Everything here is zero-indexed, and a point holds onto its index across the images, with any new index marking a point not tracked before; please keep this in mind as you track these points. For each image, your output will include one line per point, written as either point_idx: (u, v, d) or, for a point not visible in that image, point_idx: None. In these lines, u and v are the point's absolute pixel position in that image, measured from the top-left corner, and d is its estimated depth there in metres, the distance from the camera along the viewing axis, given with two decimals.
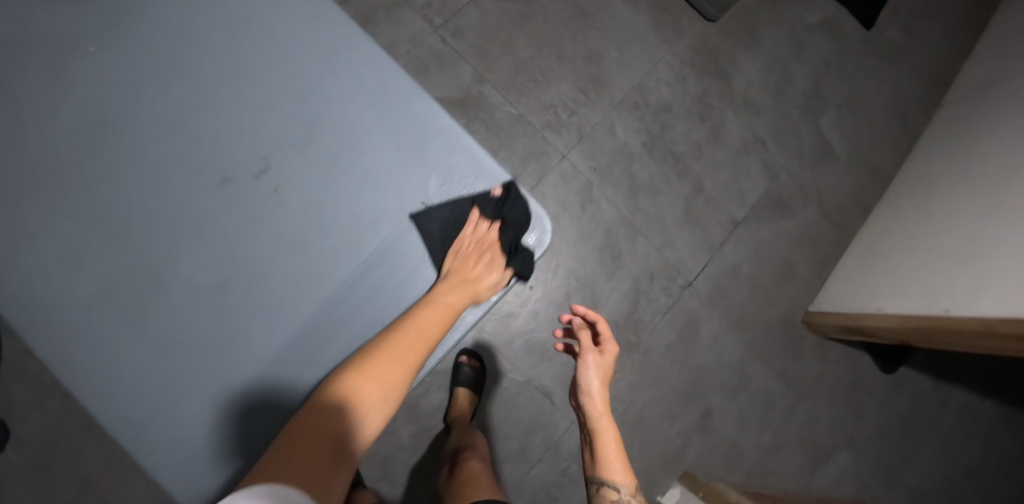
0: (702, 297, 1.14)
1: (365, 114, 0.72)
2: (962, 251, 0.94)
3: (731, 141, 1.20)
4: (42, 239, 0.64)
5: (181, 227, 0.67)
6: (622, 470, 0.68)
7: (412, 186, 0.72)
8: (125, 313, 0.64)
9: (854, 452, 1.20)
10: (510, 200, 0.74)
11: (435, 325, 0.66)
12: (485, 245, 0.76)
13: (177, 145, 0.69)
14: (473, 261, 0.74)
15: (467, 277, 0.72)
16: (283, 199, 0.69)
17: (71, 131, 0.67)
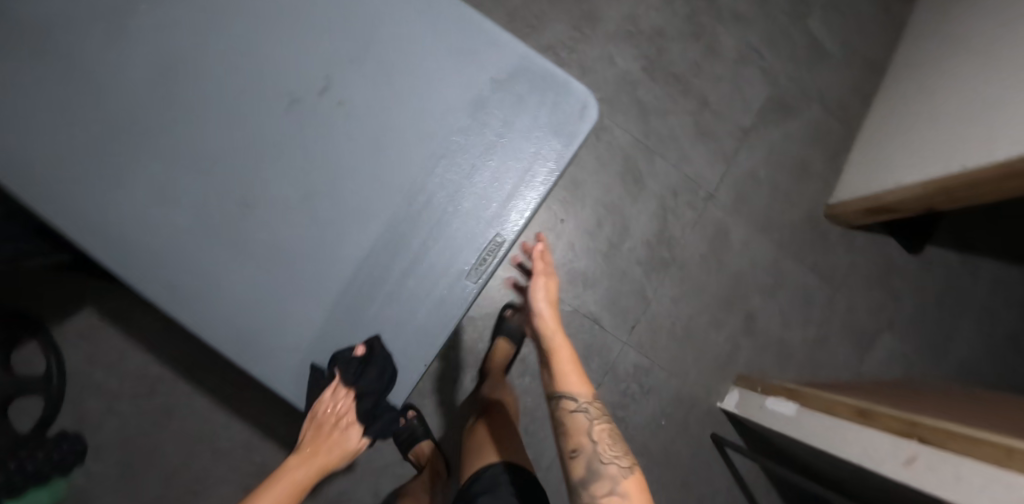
0: (726, 207, 1.17)
1: (396, 14, 0.55)
2: (968, 109, 0.97)
3: (728, 54, 1.23)
4: (76, 183, 0.50)
5: (220, 169, 0.52)
6: (577, 381, 0.66)
7: (466, 93, 0.55)
8: (187, 272, 0.51)
9: (897, 333, 1.23)
10: (373, 361, 0.52)
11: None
12: (340, 416, 0.57)
13: (193, 66, 0.53)
14: (324, 431, 0.58)
15: (318, 447, 0.58)
16: (341, 122, 0.53)
17: (20, 42, 0.50)
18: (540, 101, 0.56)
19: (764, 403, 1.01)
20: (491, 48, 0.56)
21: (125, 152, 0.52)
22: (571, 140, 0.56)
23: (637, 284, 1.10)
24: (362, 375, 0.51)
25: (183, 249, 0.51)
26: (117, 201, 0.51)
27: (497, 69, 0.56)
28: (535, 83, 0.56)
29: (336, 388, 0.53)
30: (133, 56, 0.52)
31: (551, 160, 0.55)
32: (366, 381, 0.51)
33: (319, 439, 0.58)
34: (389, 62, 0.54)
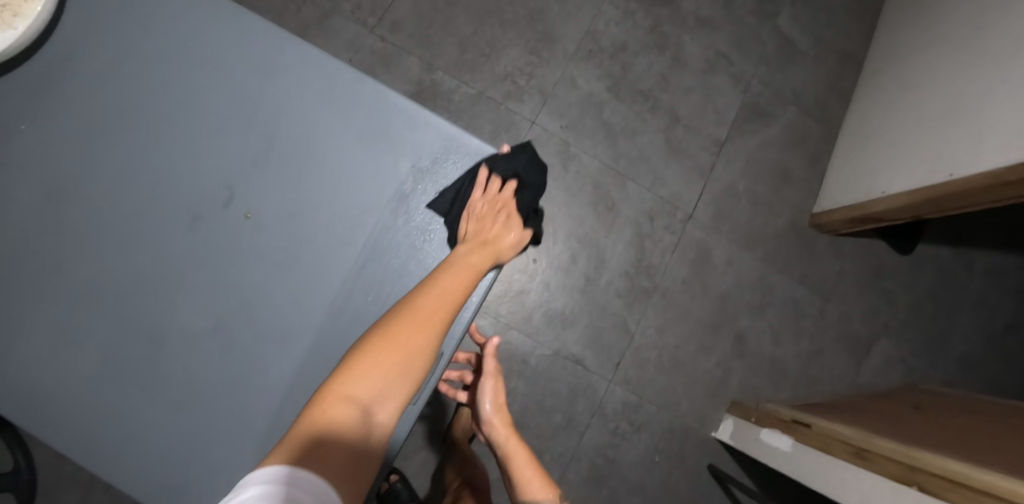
0: (705, 226, 1.12)
1: (302, 115, 0.50)
2: (953, 112, 0.91)
3: (695, 64, 1.17)
4: None
5: (124, 307, 0.48)
6: (541, 487, 0.62)
7: (387, 191, 0.50)
8: (92, 424, 0.47)
9: (893, 338, 1.19)
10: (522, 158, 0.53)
11: (461, 288, 0.47)
12: (501, 203, 0.53)
13: (88, 199, 0.49)
14: (490, 221, 0.52)
15: (486, 236, 0.51)
16: (242, 236, 0.49)
17: None
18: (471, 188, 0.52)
19: (759, 435, 0.98)
20: (412, 133, 0.51)
21: (17, 292, 0.48)
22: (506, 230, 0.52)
23: (619, 318, 1.06)
24: (514, 159, 0.53)
25: (87, 395, 0.47)
26: (12, 348, 0.47)
27: (421, 156, 0.51)
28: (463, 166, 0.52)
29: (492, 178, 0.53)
30: (19, 188, 0.48)
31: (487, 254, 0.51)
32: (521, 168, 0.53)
33: (486, 226, 0.52)
34: (299, 162, 0.50)
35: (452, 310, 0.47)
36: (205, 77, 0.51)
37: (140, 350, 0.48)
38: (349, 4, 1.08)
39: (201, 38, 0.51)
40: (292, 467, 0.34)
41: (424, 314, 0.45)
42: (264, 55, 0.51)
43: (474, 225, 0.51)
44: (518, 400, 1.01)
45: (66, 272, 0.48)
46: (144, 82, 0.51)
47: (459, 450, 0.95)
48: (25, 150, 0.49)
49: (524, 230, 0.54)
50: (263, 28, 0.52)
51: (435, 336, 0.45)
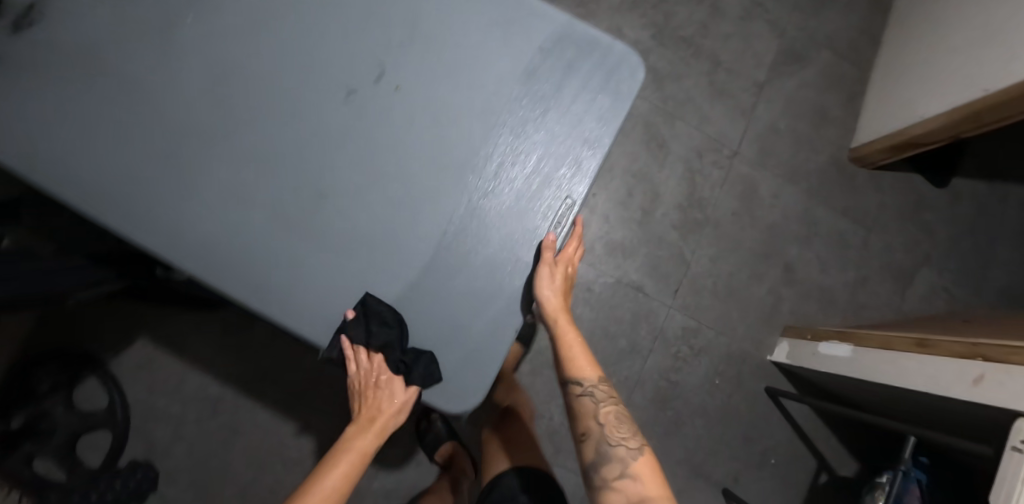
0: (751, 162, 1.18)
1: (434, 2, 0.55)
2: (984, 34, 0.96)
3: (733, 12, 1.23)
4: (161, 195, 0.52)
5: (285, 168, 0.53)
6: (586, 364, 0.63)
7: (516, 65, 0.55)
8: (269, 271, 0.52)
9: (935, 267, 1.24)
10: (373, 314, 0.51)
11: (341, 480, 0.55)
12: (375, 376, 0.57)
13: (249, 75, 0.53)
14: (369, 394, 0.58)
15: (370, 412, 0.58)
16: (392, 107, 0.53)
17: (92, 71, 0.53)
18: (588, 67, 0.56)
19: (817, 349, 1.02)
20: (532, 17, 0.56)
21: (192, 160, 0.52)
22: (621, 101, 0.56)
23: (674, 248, 1.11)
24: (368, 328, 0.51)
25: (259, 250, 0.52)
26: (192, 211, 0.52)
27: (540, 36, 0.56)
28: (579, 45, 0.57)
29: (357, 353, 0.54)
30: (188, 69, 0.53)
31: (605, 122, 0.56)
32: (376, 333, 0.51)
33: (367, 402, 0.58)
34: (436, 42, 0.55)
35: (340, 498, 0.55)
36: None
37: (306, 208, 0.52)
38: None
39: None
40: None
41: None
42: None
43: (357, 403, 0.58)
44: (584, 327, 1.06)
45: (234, 142, 0.53)
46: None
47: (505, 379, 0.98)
48: (191, 34, 0.54)
49: (404, 392, 0.57)
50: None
51: None
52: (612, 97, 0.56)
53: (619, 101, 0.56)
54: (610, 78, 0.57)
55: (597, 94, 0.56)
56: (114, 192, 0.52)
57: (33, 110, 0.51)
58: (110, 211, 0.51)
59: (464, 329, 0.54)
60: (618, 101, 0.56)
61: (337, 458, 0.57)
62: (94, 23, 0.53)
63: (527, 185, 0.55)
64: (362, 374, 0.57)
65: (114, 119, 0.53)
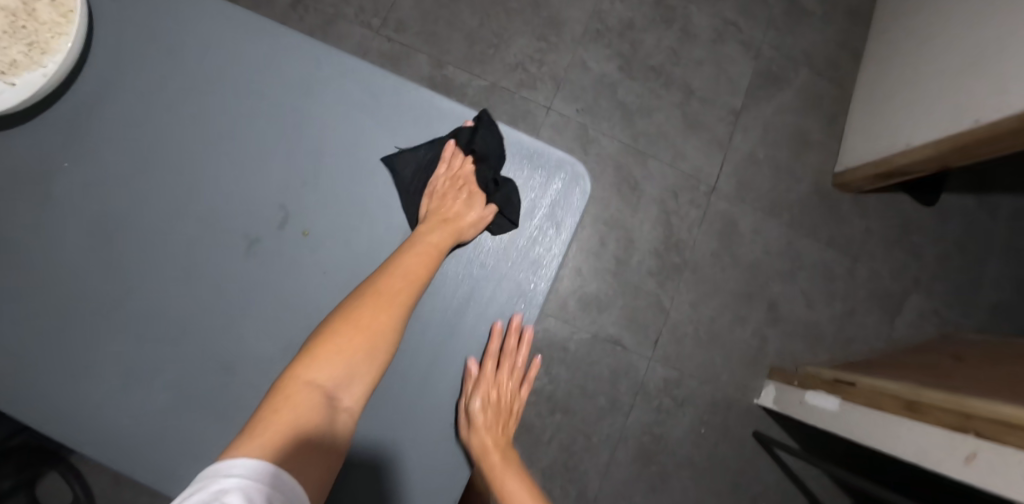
0: (729, 196, 1.12)
1: (350, 135, 0.54)
2: (972, 60, 0.90)
3: (704, 35, 1.16)
4: (49, 372, 0.47)
5: (190, 330, 0.49)
6: None
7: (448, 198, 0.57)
8: (174, 449, 0.47)
9: (924, 291, 1.19)
10: (483, 125, 0.56)
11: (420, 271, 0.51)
12: (460, 180, 0.58)
13: (144, 226, 0.50)
14: (449, 199, 0.57)
15: (446, 214, 0.55)
16: (310, 250, 0.51)
17: None
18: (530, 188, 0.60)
19: (804, 398, 0.98)
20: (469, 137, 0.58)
21: (82, 330, 0.48)
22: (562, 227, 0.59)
23: (652, 296, 1.06)
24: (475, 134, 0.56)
25: (171, 430, 0.48)
26: (89, 389, 0.47)
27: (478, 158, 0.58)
28: (518, 166, 0.60)
29: (453, 153, 0.58)
30: (67, 226, 0.49)
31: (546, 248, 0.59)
32: (481, 143, 0.56)
33: (447, 205, 0.56)
34: (356, 175, 0.53)
35: (410, 295, 0.50)
36: (249, 96, 0.53)
37: (215, 379, 0.49)
38: (352, 8, 1.06)
39: (233, 58, 0.53)
40: (277, 466, 0.36)
41: (386, 294, 0.49)
42: (306, 74, 0.54)
43: (432, 204, 0.55)
44: (561, 387, 1.02)
45: (131, 305, 0.49)
46: (185, 106, 0.52)
47: None
48: (70, 187, 0.49)
49: (485, 206, 0.57)
50: (298, 44, 0.54)
51: (394, 325, 0.48)
52: (555, 219, 0.59)
53: (562, 222, 0.59)
54: (553, 198, 0.60)
55: (538, 218, 0.59)
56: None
57: None
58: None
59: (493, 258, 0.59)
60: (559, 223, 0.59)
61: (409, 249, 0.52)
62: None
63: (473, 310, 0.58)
64: (448, 177, 0.58)
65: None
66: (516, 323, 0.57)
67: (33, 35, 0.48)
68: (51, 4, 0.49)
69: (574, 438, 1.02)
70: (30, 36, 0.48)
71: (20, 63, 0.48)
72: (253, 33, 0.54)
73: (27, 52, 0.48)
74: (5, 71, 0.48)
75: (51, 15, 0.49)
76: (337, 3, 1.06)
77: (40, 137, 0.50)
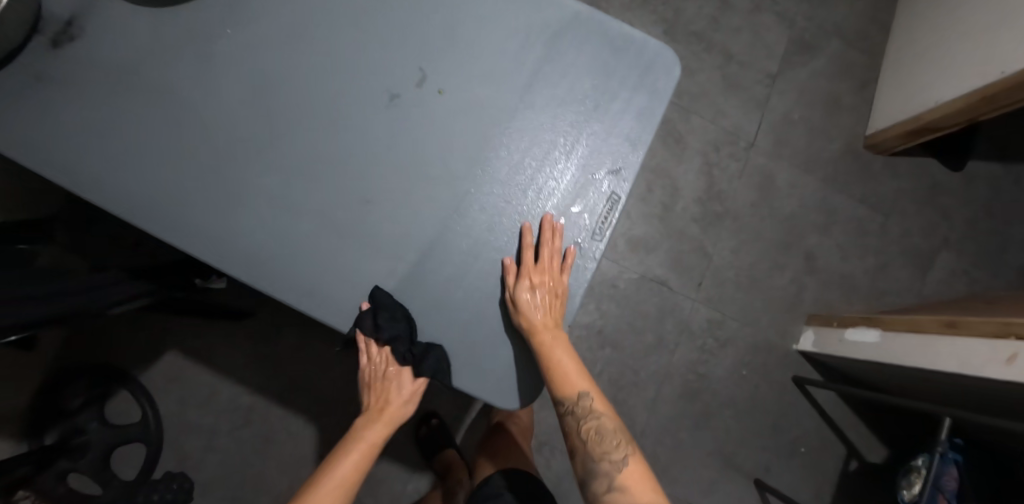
0: (767, 153, 1.18)
1: (468, 10, 0.57)
2: (997, 18, 0.97)
3: (743, 5, 1.24)
4: (214, 206, 0.53)
5: (337, 173, 0.54)
6: (577, 379, 0.57)
7: (546, 74, 0.57)
8: (327, 275, 0.54)
9: (953, 250, 1.24)
10: (381, 305, 0.53)
11: (354, 468, 0.62)
12: (382, 369, 0.63)
13: (296, 83, 0.55)
14: (377, 389, 0.64)
15: (381, 404, 0.64)
16: (442, 108, 0.55)
17: (148, 87, 0.54)
18: (621, 61, 0.58)
19: (844, 335, 1.02)
20: (570, 20, 0.58)
21: (238, 170, 0.54)
22: (657, 96, 0.58)
23: (696, 241, 1.11)
24: (388, 320, 0.52)
25: (322, 258, 0.54)
26: (245, 221, 0.53)
27: (569, 36, 0.58)
28: (610, 41, 0.58)
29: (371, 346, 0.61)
30: (226, 82, 0.55)
31: (641, 117, 0.58)
32: (386, 324, 0.52)
33: (380, 395, 0.64)
34: (474, 45, 0.56)
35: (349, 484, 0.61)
36: None
37: (358, 213, 0.54)
38: None
39: None
40: None
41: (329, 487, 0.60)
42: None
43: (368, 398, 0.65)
44: (610, 322, 1.07)
45: (279, 149, 0.54)
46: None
47: (443, 465, 0.97)
48: (228, 48, 0.55)
49: (414, 382, 0.64)
50: None
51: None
52: (648, 89, 0.58)
53: (656, 90, 0.58)
54: (647, 71, 0.58)
55: (633, 88, 0.58)
56: (165, 204, 0.53)
57: (95, 130, 0.53)
58: (168, 225, 0.52)
59: (592, 124, 0.57)
60: (654, 92, 0.58)
61: (351, 447, 0.64)
62: (140, 40, 0.55)
63: (565, 184, 0.57)
64: (372, 368, 0.63)
65: (156, 132, 0.54)
66: (550, 221, 0.56)
67: None
68: None
69: (622, 372, 1.06)
70: None
71: None
72: None
73: None
74: None
75: None
76: None
77: (203, 8, 0.56)
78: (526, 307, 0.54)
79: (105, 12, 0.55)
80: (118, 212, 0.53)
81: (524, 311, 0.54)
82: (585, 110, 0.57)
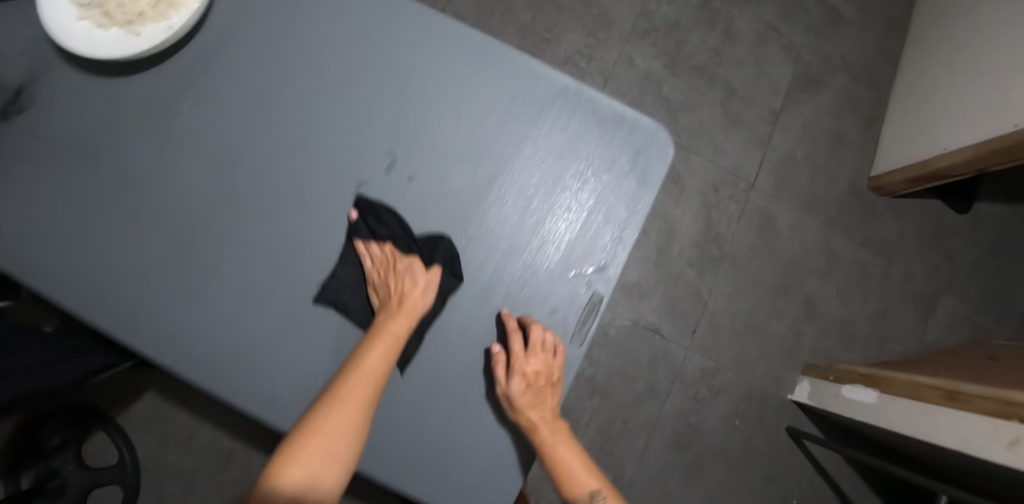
0: (768, 194, 1.15)
1: (448, 86, 0.53)
2: (1009, 65, 0.93)
3: (747, 37, 1.20)
4: (166, 299, 0.50)
5: (300, 267, 0.51)
6: (580, 472, 0.52)
7: (529, 157, 0.53)
8: (285, 377, 0.50)
9: (956, 295, 1.20)
10: (378, 211, 0.51)
11: (381, 362, 0.48)
12: (390, 263, 0.52)
13: (258, 165, 0.51)
14: (392, 280, 0.52)
15: (399, 296, 0.51)
16: (415, 195, 0.52)
17: (100, 168, 0.51)
18: (611, 144, 0.55)
19: (841, 391, 1.00)
20: (558, 96, 0.54)
21: (195, 259, 0.50)
22: (647, 184, 0.55)
23: (692, 286, 1.08)
24: (383, 218, 0.51)
25: (279, 360, 0.50)
26: (197, 316, 0.50)
27: (556, 115, 0.54)
28: (600, 121, 0.55)
29: (368, 246, 0.52)
30: (183, 162, 0.51)
31: (629, 207, 0.54)
32: (384, 225, 0.51)
33: (393, 288, 0.51)
34: (450, 123, 0.53)
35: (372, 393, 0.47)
36: (351, 45, 0.53)
37: (322, 312, 0.51)
38: None
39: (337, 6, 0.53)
40: None
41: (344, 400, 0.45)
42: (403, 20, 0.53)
43: (381, 296, 0.52)
44: (600, 370, 1.04)
45: (240, 239, 0.51)
46: (287, 50, 0.52)
47: None
48: (184, 125, 0.51)
49: (428, 270, 0.52)
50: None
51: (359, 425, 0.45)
52: (638, 178, 0.55)
53: (646, 178, 0.55)
54: (637, 158, 0.55)
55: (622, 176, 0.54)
56: (109, 295, 0.49)
57: (40, 212, 0.50)
58: (113, 319, 0.49)
59: (575, 215, 0.54)
60: (643, 181, 0.55)
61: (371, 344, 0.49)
62: (92, 116, 0.51)
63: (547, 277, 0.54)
64: (378, 267, 0.52)
65: (106, 218, 0.50)
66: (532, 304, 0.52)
67: None
68: None
69: (612, 421, 1.03)
70: None
71: (147, 16, 0.51)
72: None
73: (155, 6, 0.51)
74: (134, 22, 0.51)
75: None
76: None
77: (159, 78, 0.52)
78: (513, 403, 0.50)
79: (55, 82, 0.52)
80: (59, 303, 0.49)
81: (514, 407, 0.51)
82: (570, 198, 0.54)
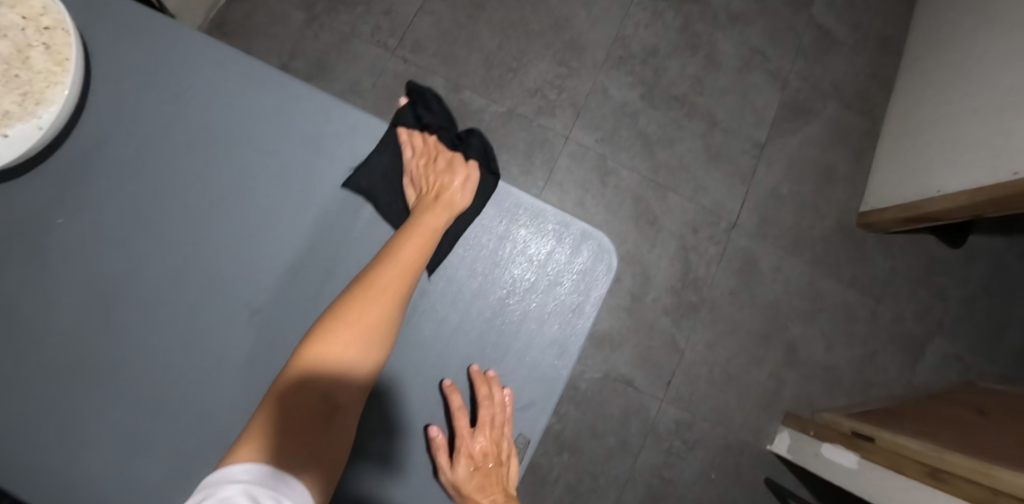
0: (750, 233, 1.08)
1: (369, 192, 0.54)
2: (1010, 105, 0.86)
3: (730, 62, 1.12)
4: (41, 427, 0.47)
5: (192, 385, 0.49)
6: None
7: (463, 275, 0.56)
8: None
9: (950, 335, 1.14)
10: (423, 97, 0.59)
11: (416, 252, 0.51)
12: (433, 151, 0.59)
13: (159, 275, 0.50)
14: (432, 173, 0.57)
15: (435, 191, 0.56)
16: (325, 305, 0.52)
17: None
18: (547, 266, 0.56)
19: (821, 450, 0.94)
20: (499, 215, 0.57)
21: (72, 389, 0.48)
22: (578, 310, 0.56)
23: (667, 335, 1.03)
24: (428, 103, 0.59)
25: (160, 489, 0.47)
26: (73, 443, 0.47)
27: (493, 233, 0.57)
28: (538, 241, 0.57)
29: (412, 135, 0.59)
30: (61, 280, 0.49)
31: (559, 331, 0.56)
32: (427, 114, 0.59)
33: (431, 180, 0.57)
34: (379, 226, 0.54)
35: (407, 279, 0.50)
36: (268, 151, 0.53)
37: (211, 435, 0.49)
38: (368, 26, 1.03)
39: (255, 110, 0.53)
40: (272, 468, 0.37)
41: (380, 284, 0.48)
42: (323, 120, 0.55)
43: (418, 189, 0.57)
44: (569, 425, 0.99)
45: (134, 355, 0.49)
46: (197, 153, 0.52)
47: None
48: (62, 241, 0.49)
49: (467, 164, 0.58)
50: (317, 100, 0.55)
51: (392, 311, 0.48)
52: (571, 301, 0.56)
53: (580, 303, 0.56)
54: (574, 284, 0.56)
55: (555, 300, 0.56)
56: None
57: None
58: None
59: (505, 342, 0.55)
60: (576, 304, 0.56)
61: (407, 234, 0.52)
62: None
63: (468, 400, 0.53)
64: (420, 160, 0.58)
65: None
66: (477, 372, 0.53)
67: (27, 85, 0.46)
68: (46, 52, 0.47)
69: (582, 478, 0.99)
70: (22, 86, 0.46)
71: (12, 114, 0.46)
72: (281, 87, 0.54)
73: (20, 102, 0.46)
74: None
75: (46, 64, 0.47)
76: (353, 20, 1.03)
77: (43, 185, 0.50)
78: (457, 482, 0.49)
79: None
80: None
81: (458, 487, 0.50)
82: (501, 316, 0.55)
